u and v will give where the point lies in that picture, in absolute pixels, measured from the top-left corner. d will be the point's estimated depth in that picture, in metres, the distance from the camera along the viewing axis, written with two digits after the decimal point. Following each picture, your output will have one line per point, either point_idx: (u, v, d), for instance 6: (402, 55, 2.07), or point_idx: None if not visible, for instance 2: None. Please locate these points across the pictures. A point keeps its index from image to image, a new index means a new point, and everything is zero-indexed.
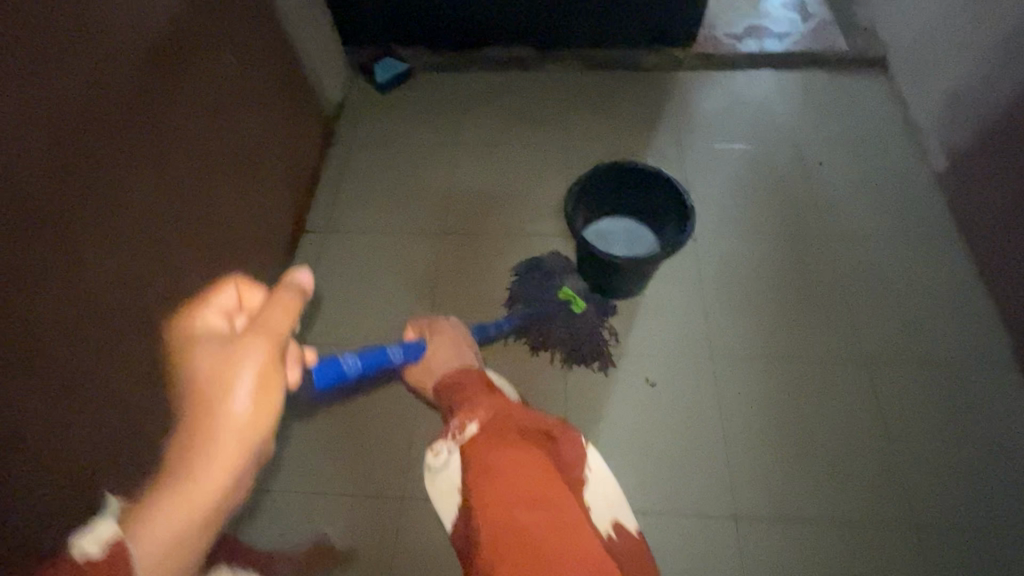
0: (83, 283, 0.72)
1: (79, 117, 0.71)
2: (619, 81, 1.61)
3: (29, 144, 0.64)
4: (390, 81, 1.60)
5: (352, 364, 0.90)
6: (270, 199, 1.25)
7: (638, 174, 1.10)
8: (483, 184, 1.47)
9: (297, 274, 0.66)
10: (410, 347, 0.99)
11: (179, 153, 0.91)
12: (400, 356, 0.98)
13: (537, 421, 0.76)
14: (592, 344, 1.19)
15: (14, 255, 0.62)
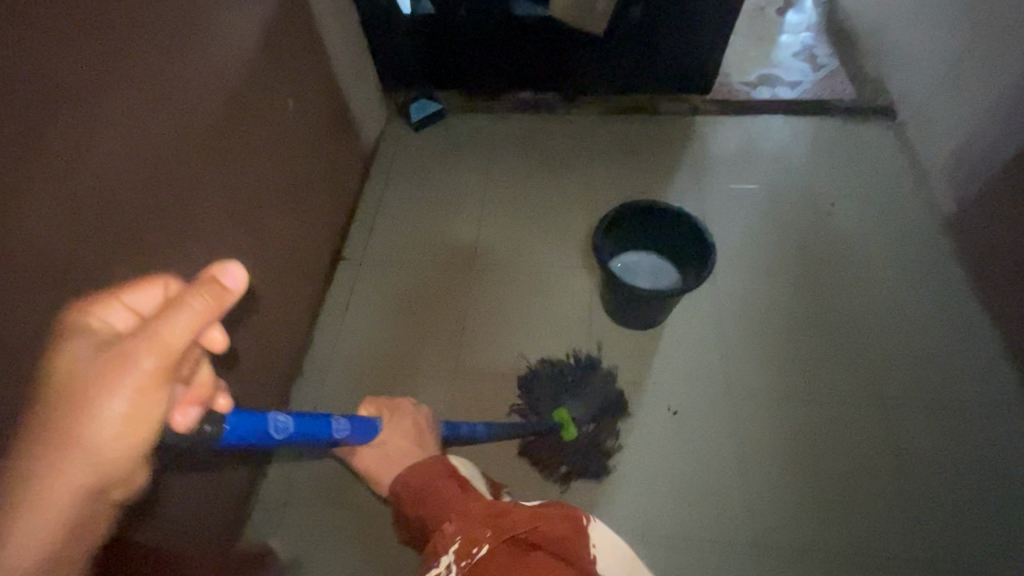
0: None
1: (165, 147, 0.79)
2: (640, 124, 1.71)
3: (125, 169, 0.71)
4: (425, 120, 1.71)
5: (281, 424, 0.74)
6: (313, 227, 1.33)
7: (661, 215, 1.17)
8: (510, 217, 1.54)
9: (223, 269, 0.50)
10: (360, 425, 0.94)
11: (239, 183, 0.99)
12: (344, 430, 0.89)
13: (541, 522, 0.68)
14: (583, 466, 1.15)
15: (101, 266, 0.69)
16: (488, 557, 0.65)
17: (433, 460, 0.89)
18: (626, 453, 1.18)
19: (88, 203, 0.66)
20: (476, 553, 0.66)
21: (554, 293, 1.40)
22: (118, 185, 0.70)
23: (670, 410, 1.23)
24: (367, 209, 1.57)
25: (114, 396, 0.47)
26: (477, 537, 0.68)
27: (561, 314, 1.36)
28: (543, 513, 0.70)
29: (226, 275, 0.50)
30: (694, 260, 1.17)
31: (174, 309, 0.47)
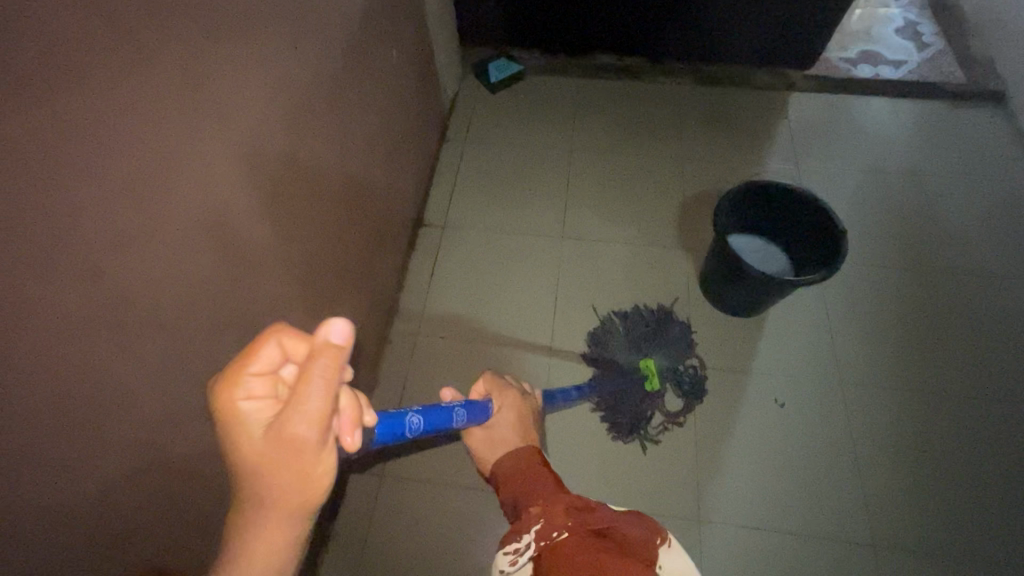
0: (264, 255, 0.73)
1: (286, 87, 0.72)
2: (732, 97, 1.61)
3: (256, 106, 0.65)
4: (503, 81, 1.62)
5: (413, 422, 0.69)
6: (399, 188, 1.25)
7: (783, 196, 1.12)
8: (597, 188, 1.46)
9: (331, 328, 0.42)
10: (472, 410, 0.83)
11: (339, 133, 0.92)
12: (463, 417, 0.81)
13: (612, 518, 0.65)
14: (635, 417, 1.12)
15: (228, 216, 0.63)
16: (566, 540, 0.63)
17: (523, 452, 0.83)
18: (729, 442, 1.13)
19: (240, 145, 0.63)
20: (554, 537, 0.64)
21: (648, 271, 1.32)
22: (249, 123, 0.64)
23: (776, 402, 1.17)
24: (446, 173, 1.49)
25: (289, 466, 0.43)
26: (556, 522, 0.66)
27: (655, 293, 1.30)
28: (618, 516, 0.66)
29: (332, 339, 0.42)
30: (816, 252, 1.12)
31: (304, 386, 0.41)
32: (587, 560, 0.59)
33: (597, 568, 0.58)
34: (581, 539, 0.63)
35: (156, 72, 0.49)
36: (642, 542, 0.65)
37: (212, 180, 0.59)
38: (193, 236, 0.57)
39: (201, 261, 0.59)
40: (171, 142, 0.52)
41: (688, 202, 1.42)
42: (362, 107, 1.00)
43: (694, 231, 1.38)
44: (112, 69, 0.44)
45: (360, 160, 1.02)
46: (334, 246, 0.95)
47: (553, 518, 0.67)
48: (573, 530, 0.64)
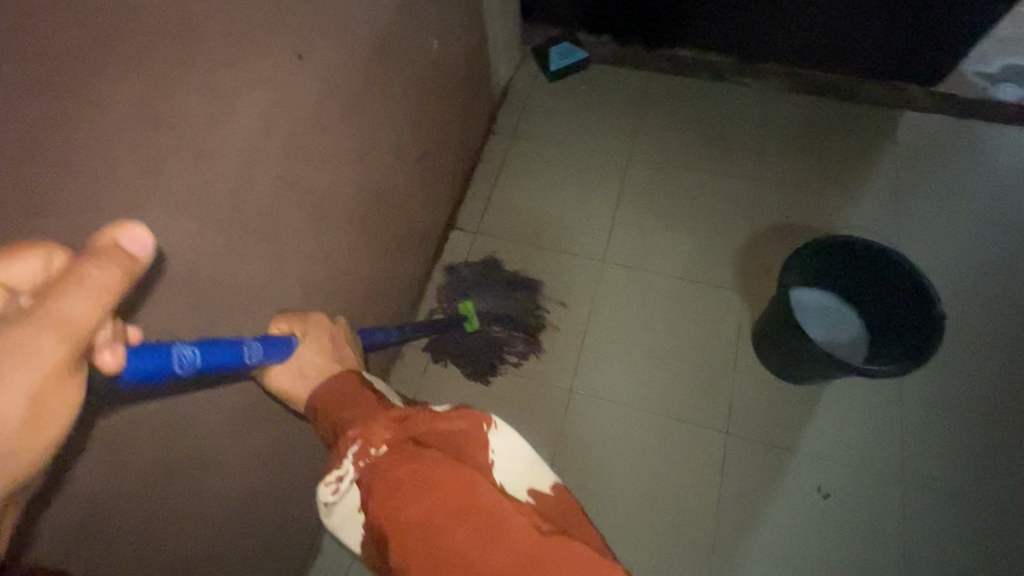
0: (248, 291, 0.65)
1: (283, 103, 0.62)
2: (832, 113, 1.37)
3: (232, 130, 0.56)
4: (564, 69, 1.44)
5: (189, 355, 0.47)
6: (431, 190, 1.14)
7: (872, 259, 0.93)
8: (652, 208, 1.29)
9: (128, 239, 0.32)
10: (274, 346, 0.62)
11: (362, 146, 0.82)
12: (262, 355, 0.59)
13: (433, 419, 0.54)
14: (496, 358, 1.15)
15: (189, 257, 0.55)
16: (383, 458, 0.50)
17: (343, 379, 0.61)
18: (756, 530, 0.99)
19: (215, 181, 0.55)
20: (372, 454, 0.51)
21: (694, 314, 1.17)
22: (222, 149, 0.55)
23: (819, 492, 1.01)
24: (486, 171, 1.36)
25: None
26: (374, 437, 0.52)
27: (698, 340, 1.14)
28: (428, 412, 0.54)
29: (130, 241, 0.32)
30: (899, 336, 0.93)
31: (70, 286, 0.29)
32: (408, 475, 0.47)
33: (418, 477, 0.47)
34: (398, 450, 0.50)
35: (102, 118, 0.42)
36: (461, 425, 0.54)
37: (178, 225, 0.52)
38: (145, 288, 0.51)
39: (161, 313, 0.53)
40: (103, 189, 0.44)
41: (756, 237, 1.23)
42: (393, 111, 0.89)
43: (757, 274, 1.20)
44: (37, 125, 0.38)
45: (385, 169, 0.92)
46: (346, 268, 0.87)
47: (367, 433, 0.52)
48: (392, 443, 0.51)
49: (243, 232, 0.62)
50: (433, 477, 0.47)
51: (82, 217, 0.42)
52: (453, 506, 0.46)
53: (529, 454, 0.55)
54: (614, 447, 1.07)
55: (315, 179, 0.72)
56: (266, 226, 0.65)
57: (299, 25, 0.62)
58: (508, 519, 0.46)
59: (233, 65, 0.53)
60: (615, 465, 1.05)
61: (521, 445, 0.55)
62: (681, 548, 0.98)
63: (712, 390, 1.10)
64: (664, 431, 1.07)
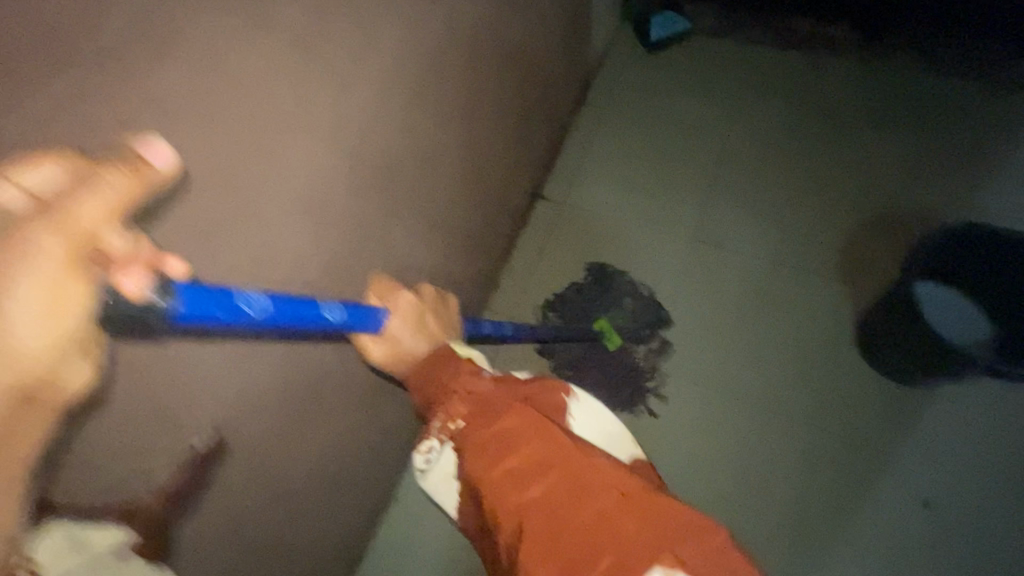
0: (364, 232, 0.67)
1: (405, 47, 0.63)
2: (964, 94, 1.24)
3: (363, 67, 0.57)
4: (665, 39, 1.38)
5: (257, 300, 0.44)
6: (523, 156, 1.13)
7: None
8: (751, 188, 1.22)
9: (150, 145, 0.36)
10: (365, 317, 0.61)
11: (468, 100, 0.82)
12: (344, 317, 0.56)
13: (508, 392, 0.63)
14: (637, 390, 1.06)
15: (319, 189, 0.57)
16: (470, 427, 0.61)
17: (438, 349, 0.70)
18: (845, 534, 0.93)
19: (346, 116, 0.57)
20: (456, 428, 0.63)
21: (791, 302, 1.10)
22: (353, 87, 0.57)
23: (921, 502, 0.94)
24: (575, 142, 1.33)
25: (10, 289, 0.29)
26: (456, 413, 0.63)
27: (794, 330, 1.08)
28: (506, 384, 0.65)
29: (151, 154, 0.36)
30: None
31: (87, 185, 0.32)
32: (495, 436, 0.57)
33: (504, 435, 0.57)
34: (486, 415, 0.60)
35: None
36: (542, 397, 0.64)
37: (313, 154, 0.55)
38: (284, 214, 0.53)
39: (294, 239, 0.56)
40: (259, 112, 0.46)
41: (866, 225, 1.14)
42: (498, 68, 0.89)
43: (865, 264, 1.11)
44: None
45: (485, 127, 0.91)
46: (444, 223, 0.88)
47: (453, 408, 0.64)
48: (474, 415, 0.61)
49: (364, 173, 0.63)
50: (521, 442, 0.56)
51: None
52: (535, 461, 0.54)
53: (609, 423, 0.70)
54: (694, 431, 1.03)
55: (426, 128, 0.73)
56: (383, 170, 0.67)
57: None
58: (593, 475, 0.53)
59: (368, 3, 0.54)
60: (695, 450, 1.02)
61: (598, 412, 0.70)
62: (762, 541, 0.94)
63: (806, 383, 1.03)
64: (751, 420, 1.02)
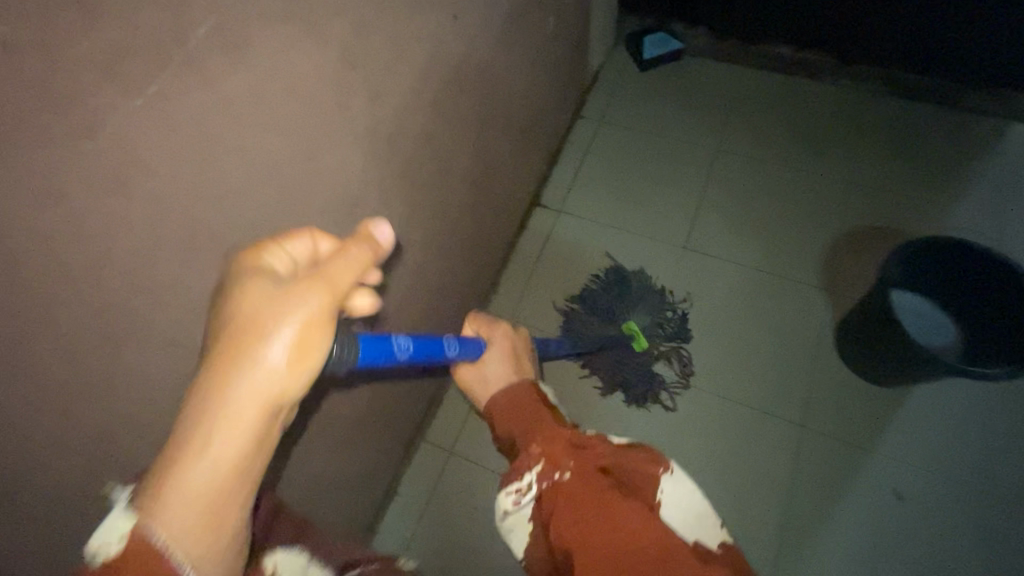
0: (385, 230, 0.71)
1: (430, 58, 0.68)
2: (933, 120, 1.33)
3: (395, 77, 0.62)
4: (656, 59, 1.45)
5: (404, 344, 0.56)
6: (525, 164, 1.18)
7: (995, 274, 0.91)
8: (738, 199, 1.29)
9: (375, 226, 0.46)
10: (468, 345, 0.74)
11: (479, 109, 0.87)
12: (456, 351, 0.70)
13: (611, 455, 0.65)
14: (645, 384, 1.10)
15: (353, 188, 0.61)
16: (569, 481, 0.62)
17: (524, 389, 0.77)
18: (826, 523, 0.99)
19: (378, 120, 0.61)
20: (557, 479, 0.64)
21: (776, 307, 1.17)
22: (385, 94, 0.61)
23: (895, 494, 1.00)
24: (572, 152, 1.39)
25: (278, 333, 0.39)
26: (559, 463, 0.65)
27: (778, 334, 1.14)
28: (599, 442, 0.66)
29: (378, 235, 0.46)
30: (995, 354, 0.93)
31: (341, 256, 0.43)
32: (594, 505, 0.58)
33: (606, 508, 0.57)
34: (584, 473, 0.62)
35: (317, 49, 0.48)
36: (636, 464, 0.64)
37: (350, 154, 0.59)
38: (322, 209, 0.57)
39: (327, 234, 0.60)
40: (308, 114, 0.50)
41: (844, 237, 1.22)
42: (507, 80, 0.94)
43: (843, 274, 1.18)
44: (274, 48, 0.44)
45: (493, 134, 0.96)
46: (454, 225, 0.92)
47: (555, 460, 0.65)
48: (576, 469, 0.63)
49: (390, 174, 0.67)
50: (619, 510, 0.57)
51: (294, 135, 0.49)
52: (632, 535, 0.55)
53: (700, 507, 0.63)
54: (685, 428, 1.08)
55: (444, 135, 0.78)
56: (405, 172, 0.71)
57: None
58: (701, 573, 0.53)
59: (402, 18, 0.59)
60: (686, 446, 1.07)
61: (697, 496, 0.64)
62: (748, 531, 1.00)
63: (790, 384, 1.10)
64: (739, 419, 1.08)
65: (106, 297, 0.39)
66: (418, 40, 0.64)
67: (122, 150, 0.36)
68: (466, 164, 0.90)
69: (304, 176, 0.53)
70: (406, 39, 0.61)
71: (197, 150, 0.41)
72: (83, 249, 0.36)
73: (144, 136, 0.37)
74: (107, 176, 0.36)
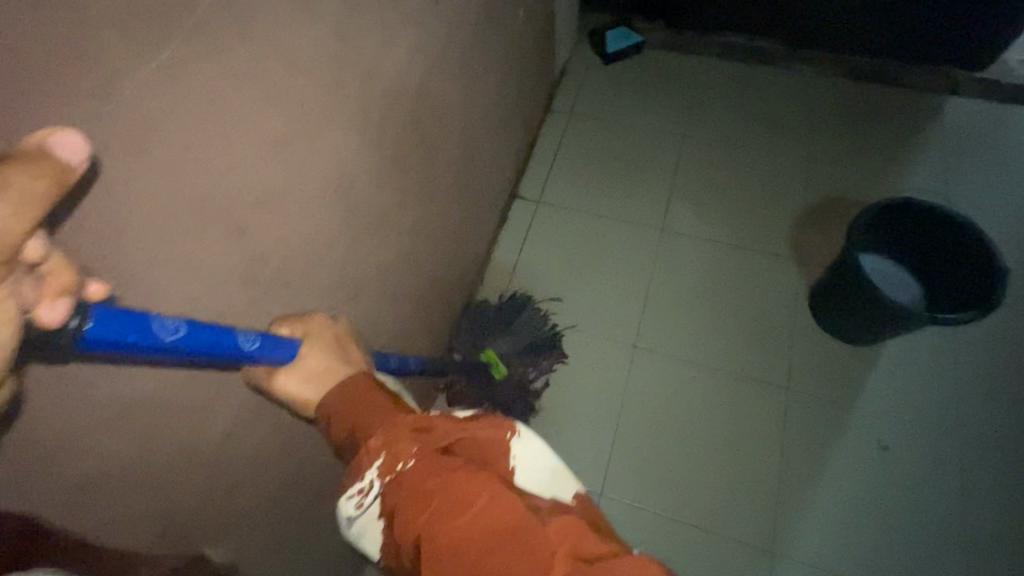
0: (379, 215, 0.72)
1: (416, 44, 0.69)
2: (879, 97, 1.43)
3: (386, 60, 0.63)
4: (620, 52, 1.51)
5: (170, 326, 0.39)
6: (503, 156, 1.20)
7: (945, 226, 0.97)
8: (708, 181, 1.35)
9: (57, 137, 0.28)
10: (278, 346, 0.51)
11: (460, 98, 0.89)
12: (262, 349, 0.49)
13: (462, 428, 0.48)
14: (523, 401, 1.07)
15: (349, 171, 0.62)
16: (413, 473, 0.44)
17: (354, 380, 0.52)
18: (817, 478, 1.04)
19: (371, 103, 0.62)
20: (400, 469, 0.44)
21: (751, 278, 1.22)
22: (378, 77, 0.62)
23: (879, 445, 1.06)
24: (546, 145, 1.42)
25: None
26: (400, 451, 0.45)
27: (756, 304, 1.19)
28: (441, 418, 0.49)
29: (58, 146, 0.28)
30: (958, 300, 0.99)
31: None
32: (439, 493, 0.41)
33: (453, 493, 0.41)
34: (423, 457, 0.45)
35: (314, 26, 0.49)
36: (480, 428, 0.49)
37: (348, 136, 0.59)
38: (323, 190, 0.58)
39: (327, 214, 0.60)
40: (311, 91, 0.51)
41: (808, 209, 1.29)
42: (484, 71, 0.96)
43: (811, 243, 1.25)
44: (275, 23, 0.45)
45: (474, 124, 0.98)
46: (441, 214, 0.93)
47: (395, 446, 0.46)
48: (421, 454, 0.45)
49: (383, 159, 0.68)
50: (467, 491, 0.41)
51: (295, 111, 0.50)
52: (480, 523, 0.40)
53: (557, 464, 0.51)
54: (679, 399, 1.12)
55: (430, 122, 0.79)
56: (397, 158, 0.72)
57: None
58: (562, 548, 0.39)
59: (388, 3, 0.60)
60: (681, 417, 1.10)
61: (547, 454, 0.51)
62: (746, 492, 1.03)
63: (772, 351, 1.14)
64: (728, 387, 1.12)
65: (130, 267, 0.38)
66: (404, 25, 0.65)
67: (142, 118, 0.36)
68: (452, 154, 0.91)
69: (305, 154, 0.53)
70: (394, 23, 0.63)
71: (207, 120, 0.41)
72: (103, 218, 0.35)
73: (162, 104, 0.37)
74: (126, 142, 0.35)
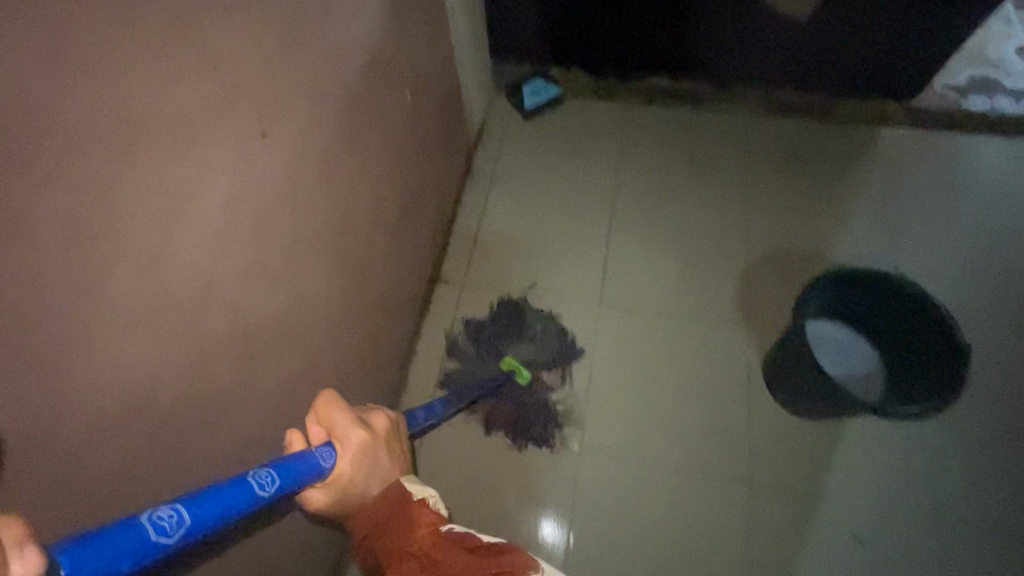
0: (222, 403, 0.56)
1: (253, 187, 0.54)
2: (810, 133, 1.36)
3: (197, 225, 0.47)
4: (539, 105, 1.40)
5: (172, 519, 0.38)
6: (416, 246, 1.06)
7: (898, 299, 0.89)
8: (645, 243, 1.24)
9: None
10: (298, 467, 0.53)
11: (342, 216, 0.74)
12: (275, 488, 0.49)
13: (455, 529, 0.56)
14: (551, 408, 1.05)
15: (149, 384, 0.45)
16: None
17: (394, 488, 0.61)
18: None
19: (175, 288, 0.46)
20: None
21: (702, 354, 1.11)
22: (184, 250, 0.47)
23: (854, 539, 0.95)
24: (469, 216, 1.29)
25: None
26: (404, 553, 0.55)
27: (709, 384, 1.08)
28: (445, 534, 0.56)
29: None
30: (913, 379, 0.91)
31: None
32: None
33: None
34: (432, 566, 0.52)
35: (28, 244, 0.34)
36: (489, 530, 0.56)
37: (135, 350, 0.43)
38: (103, 425, 0.42)
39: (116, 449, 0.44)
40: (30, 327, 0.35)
41: (751, 267, 1.20)
42: (373, 171, 0.82)
43: (759, 305, 1.15)
44: None
45: (367, 232, 0.83)
46: (332, 350, 0.78)
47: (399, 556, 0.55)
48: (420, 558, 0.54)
49: (214, 340, 0.52)
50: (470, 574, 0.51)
51: (11, 363, 0.34)
52: None
53: None
54: (636, 505, 0.99)
55: (294, 264, 0.64)
56: (242, 325, 0.56)
57: (270, 100, 0.55)
58: None
59: (188, 154, 0.45)
60: (639, 528, 0.97)
61: None
62: None
63: (731, 437, 1.03)
64: (689, 483, 1.00)
65: None
66: (226, 169, 0.50)
67: None
68: (339, 278, 0.77)
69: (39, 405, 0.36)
70: (207, 174, 0.47)
71: None
72: None
73: None
74: None
